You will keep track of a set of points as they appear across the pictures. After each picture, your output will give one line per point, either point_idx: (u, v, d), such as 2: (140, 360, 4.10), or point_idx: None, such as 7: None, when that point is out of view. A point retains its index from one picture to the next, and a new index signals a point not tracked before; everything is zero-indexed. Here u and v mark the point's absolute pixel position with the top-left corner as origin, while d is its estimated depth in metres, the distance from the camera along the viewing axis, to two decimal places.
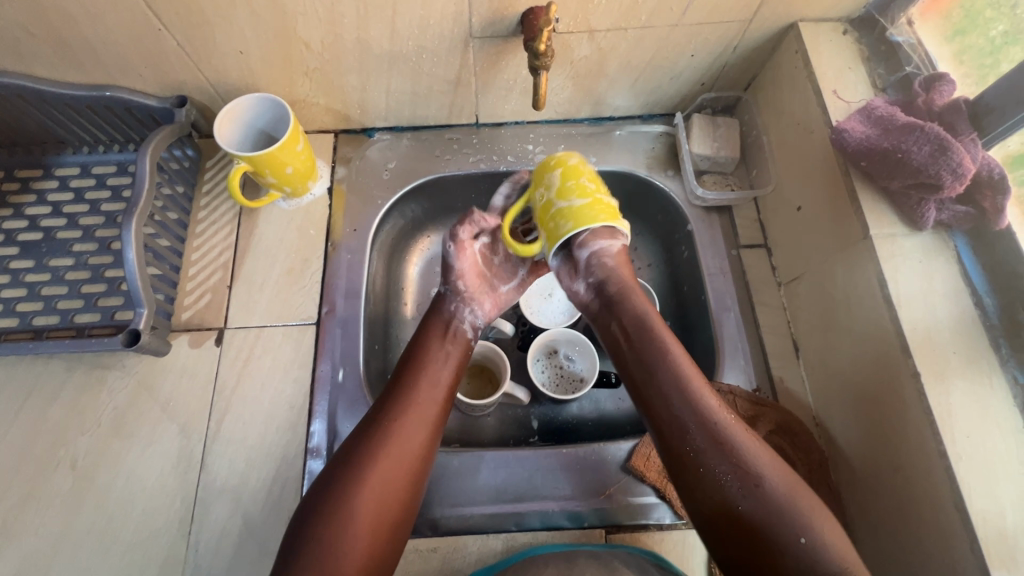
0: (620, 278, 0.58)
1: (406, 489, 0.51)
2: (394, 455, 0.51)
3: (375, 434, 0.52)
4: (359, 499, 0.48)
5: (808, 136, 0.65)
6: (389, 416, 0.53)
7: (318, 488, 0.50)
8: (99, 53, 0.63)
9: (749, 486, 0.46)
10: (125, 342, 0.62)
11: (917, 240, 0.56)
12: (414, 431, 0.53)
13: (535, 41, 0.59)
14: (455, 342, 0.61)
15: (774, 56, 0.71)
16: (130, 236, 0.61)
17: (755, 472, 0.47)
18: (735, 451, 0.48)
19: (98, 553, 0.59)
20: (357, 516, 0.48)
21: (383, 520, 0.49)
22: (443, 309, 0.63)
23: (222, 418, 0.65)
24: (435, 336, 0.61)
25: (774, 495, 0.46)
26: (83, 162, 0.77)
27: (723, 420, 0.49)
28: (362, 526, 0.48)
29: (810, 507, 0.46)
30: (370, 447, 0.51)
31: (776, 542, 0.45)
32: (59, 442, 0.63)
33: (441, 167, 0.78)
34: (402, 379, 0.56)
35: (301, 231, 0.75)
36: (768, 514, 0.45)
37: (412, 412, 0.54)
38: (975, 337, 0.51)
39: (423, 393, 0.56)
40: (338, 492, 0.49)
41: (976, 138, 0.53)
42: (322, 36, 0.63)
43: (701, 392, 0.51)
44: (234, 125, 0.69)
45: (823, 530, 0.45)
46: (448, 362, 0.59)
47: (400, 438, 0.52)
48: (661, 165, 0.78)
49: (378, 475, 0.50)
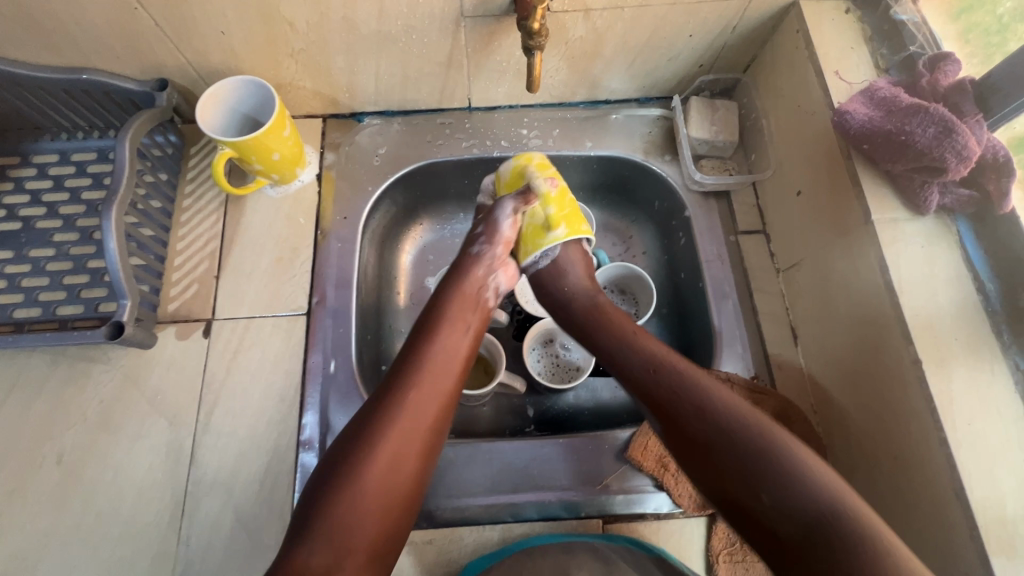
0: (580, 284, 0.63)
1: (418, 463, 0.49)
2: (406, 428, 0.49)
3: (386, 408, 0.49)
4: (370, 468, 0.46)
5: (809, 118, 0.64)
6: (401, 386, 0.51)
7: (330, 457, 0.48)
8: (73, 34, 0.61)
9: (726, 437, 0.47)
10: (108, 335, 0.60)
11: (919, 224, 0.54)
12: (427, 403, 0.50)
13: (528, 19, 0.56)
14: (474, 312, 0.59)
15: (774, 36, 0.69)
16: (110, 225, 0.59)
17: (735, 425, 0.47)
18: (707, 406, 0.49)
19: (87, 550, 0.58)
20: (368, 487, 0.46)
21: (393, 491, 0.47)
22: (466, 276, 0.60)
23: (211, 411, 0.63)
24: (456, 303, 0.58)
25: (749, 450, 0.46)
26: (62, 149, 0.75)
27: (694, 381, 0.51)
28: (373, 497, 0.46)
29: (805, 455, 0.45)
30: (380, 423, 0.48)
31: (763, 497, 0.44)
32: (45, 437, 0.61)
33: (433, 153, 0.76)
34: (419, 346, 0.54)
35: (290, 219, 0.73)
36: (750, 466, 0.45)
37: (426, 382, 0.51)
38: (976, 323, 0.51)
39: (438, 362, 0.53)
40: (351, 463, 0.47)
41: (981, 120, 0.52)
42: (307, 15, 0.60)
43: (670, 364, 0.53)
44: (218, 109, 0.67)
45: (817, 470, 0.44)
46: (466, 331, 0.57)
47: (413, 410, 0.50)
48: (658, 149, 0.76)
49: (389, 448, 0.48)
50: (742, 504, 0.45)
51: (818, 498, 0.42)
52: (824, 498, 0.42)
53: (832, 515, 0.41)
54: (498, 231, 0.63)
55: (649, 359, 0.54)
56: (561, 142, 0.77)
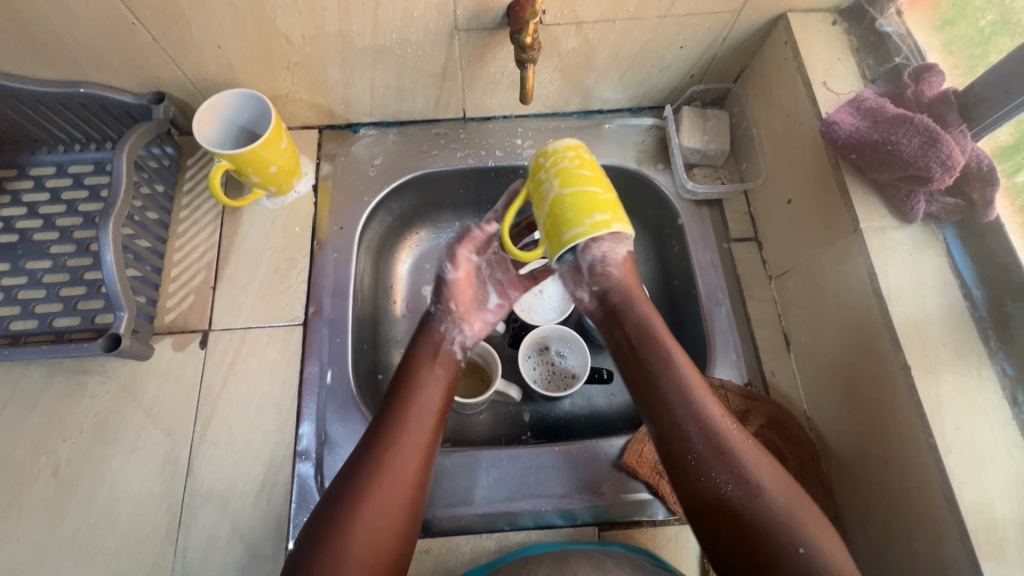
0: (622, 286, 0.59)
1: (401, 527, 0.50)
2: (383, 496, 0.50)
3: (363, 472, 0.50)
4: (354, 536, 0.48)
5: (798, 128, 0.65)
6: (374, 459, 0.51)
7: (312, 522, 0.49)
8: (70, 48, 0.61)
9: (750, 495, 0.47)
10: (105, 347, 0.61)
11: (907, 232, 0.55)
12: (399, 476, 0.51)
13: (521, 33, 0.57)
14: (442, 370, 0.59)
15: (763, 47, 0.70)
16: (108, 237, 0.60)
17: (757, 481, 0.48)
18: (732, 461, 0.49)
19: (83, 563, 0.58)
20: (350, 554, 0.47)
21: (380, 553, 0.48)
22: (433, 331, 0.61)
23: (208, 421, 0.63)
24: (426, 363, 0.58)
25: (772, 503, 0.47)
26: (59, 161, 0.75)
27: (723, 428, 0.51)
28: (358, 561, 0.47)
29: (814, 524, 0.47)
30: (358, 488, 0.50)
31: (776, 552, 0.46)
32: (40, 450, 0.61)
33: (428, 163, 0.77)
34: (392, 406, 0.55)
35: (286, 230, 0.73)
36: (767, 523, 0.47)
37: (400, 446, 0.52)
38: (965, 329, 0.51)
39: (413, 430, 0.53)
40: (331, 529, 0.48)
41: (965, 130, 0.53)
42: (302, 29, 0.61)
43: (700, 394, 0.52)
44: (215, 122, 0.67)
45: (820, 538, 0.46)
46: (438, 387, 0.57)
47: (385, 486, 0.50)
48: (650, 158, 0.77)
49: (371, 509, 0.49)
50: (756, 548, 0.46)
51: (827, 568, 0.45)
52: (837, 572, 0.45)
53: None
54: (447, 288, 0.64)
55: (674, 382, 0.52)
56: None
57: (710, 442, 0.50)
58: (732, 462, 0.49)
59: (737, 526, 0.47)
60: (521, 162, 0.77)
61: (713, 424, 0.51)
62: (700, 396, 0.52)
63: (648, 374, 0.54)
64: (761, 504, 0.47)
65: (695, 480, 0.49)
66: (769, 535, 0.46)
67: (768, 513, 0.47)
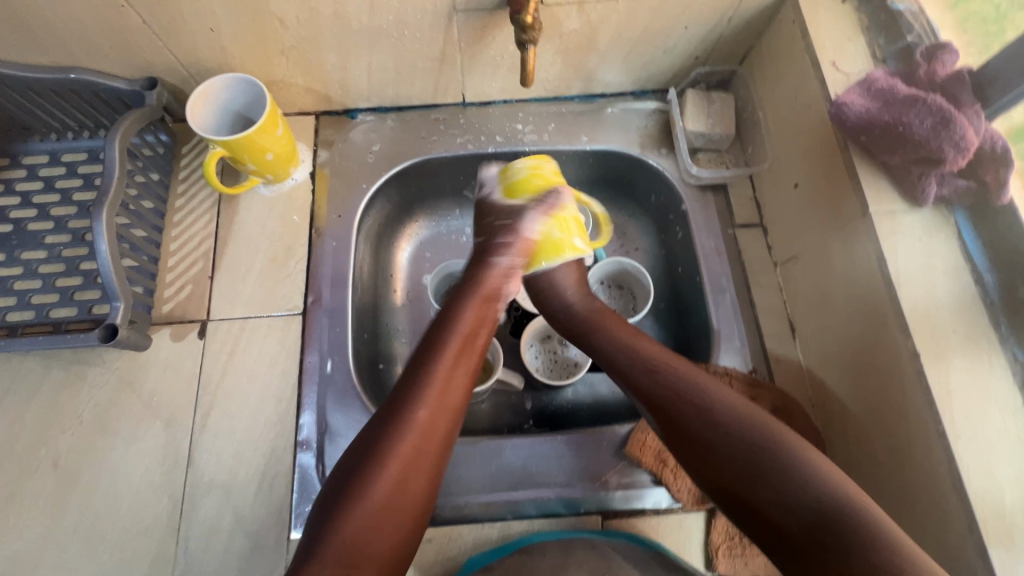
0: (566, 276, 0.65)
1: (426, 491, 0.50)
2: (418, 441, 0.49)
3: (395, 424, 0.50)
4: (382, 485, 0.47)
5: (806, 110, 0.63)
6: (406, 412, 0.50)
7: (340, 472, 0.48)
8: (59, 32, 0.60)
9: (742, 446, 0.48)
10: (102, 338, 0.60)
11: (918, 216, 0.54)
12: (431, 418, 0.51)
13: (520, 13, 0.56)
14: (484, 321, 0.59)
15: (770, 26, 0.68)
16: (102, 226, 0.59)
17: (745, 430, 0.49)
18: (699, 404, 0.51)
19: (86, 554, 0.58)
20: (377, 503, 0.46)
21: (404, 504, 0.48)
22: (478, 288, 0.60)
23: (208, 412, 0.63)
24: (466, 312, 0.58)
25: (744, 441, 0.48)
26: (53, 150, 0.74)
27: (705, 387, 0.52)
28: (383, 511, 0.47)
29: (803, 449, 0.47)
30: (389, 438, 0.49)
31: (771, 499, 0.46)
32: (40, 442, 0.61)
33: (427, 149, 0.75)
34: (426, 359, 0.54)
35: (284, 218, 0.72)
36: (746, 461, 0.47)
37: (433, 400, 0.52)
38: (975, 315, 0.50)
39: (446, 374, 0.53)
40: (361, 478, 0.47)
41: (979, 111, 0.52)
42: (296, 11, 0.59)
43: (664, 363, 0.55)
44: (209, 108, 0.66)
45: (813, 463, 0.46)
46: (471, 345, 0.57)
47: (416, 426, 0.50)
48: (654, 143, 0.76)
49: (401, 459, 0.48)
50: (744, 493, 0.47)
51: (831, 493, 0.44)
52: (838, 498, 0.44)
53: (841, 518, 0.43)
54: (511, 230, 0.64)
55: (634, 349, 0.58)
56: (556, 137, 0.76)
57: (689, 399, 0.52)
58: (708, 410, 0.51)
59: (730, 480, 0.48)
60: (523, 147, 0.76)
61: (685, 381, 0.53)
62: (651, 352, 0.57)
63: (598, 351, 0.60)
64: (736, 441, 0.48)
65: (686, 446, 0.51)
66: (749, 479, 0.47)
67: (746, 448, 0.48)
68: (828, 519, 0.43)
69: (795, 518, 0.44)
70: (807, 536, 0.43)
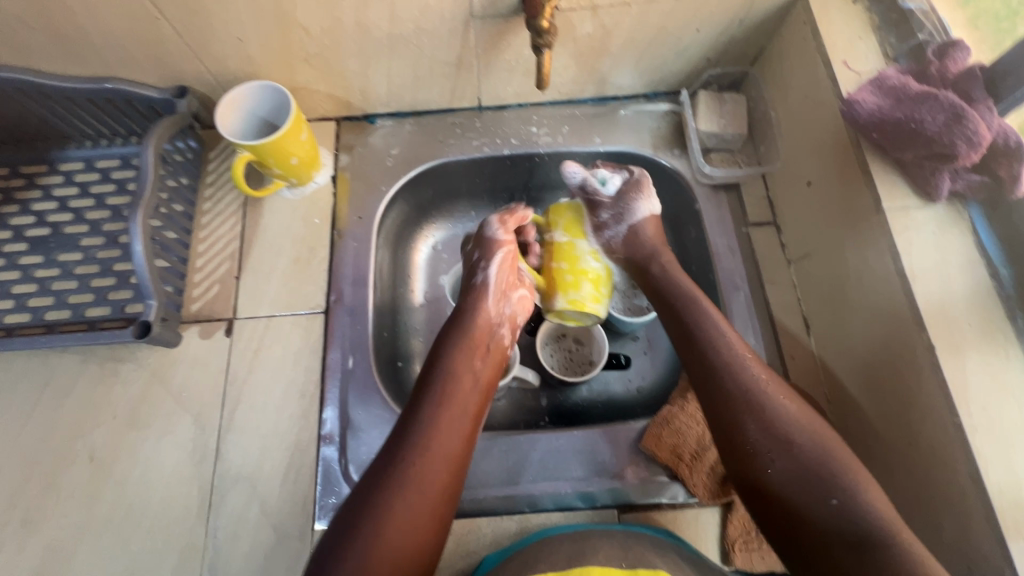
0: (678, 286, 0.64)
1: (445, 495, 0.52)
2: (437, 446, 0.53)
3: (416, 431, 0.54)
4: (405, 489, 0.50)
5: (818, 109, 0.64)
6: (425, 420, 0.55)
7: (368, 476, 0.51)
8: (98, 44, 0.63)
9: (782, 447, 0.50)
10: (136, 334, 0.62)
11: (931, 211, 0.54)
12: (442, 450, 0.53)
13: (537, 18, 0.57)
14: (484, 361, 0.62)
15: (781, 27, 0.69)
16: (136, 228, 0.61)
17: (796, 438, 0.50)
18: (768, 413, 0.52)
19: (119, 542, 0.60)
20: (400, 505, 0.49)
21: (426, 509, 0.50)
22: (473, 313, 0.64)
23: (235, 407, 0.65)
24: (464, 352, 0.61)
25: (805, 456, 0.49)
26: (87, 157, 0.77)
27: (766, 391, 0.54)
28: (405, 513, 0.49)
29: (854, 472, 0.48)
30: (411, 444, 0.53)
31: (812, 508, 0.47)
32: (76, 435, 0.64)
33: (444, 152, 0.77)
34: (440, 372, 0.59)
35: (306, 220, 0.74)
36: (805, 471, 0.49)
37: (449, 408, 0.56)
38: (991, 309, 0.50)
39: (452, 407, 0.56)
40: (387, 480, 0.50)
41: (991, 106, 0.52)
42: (320, 21, 0.62)
43: (744, 366, 0.55)
44: (236, 115, 0.69)
45: (862, 490, 0.47)
46: (481, 360, 0.61)
47: (427, 459, 0.52)
48: (667, 144, 0.77)
49: (422, 463, 0.52)
50: (789, 502, 0.49)
51: (858, 512, 0.46)
52: (877, 522, 0.45)
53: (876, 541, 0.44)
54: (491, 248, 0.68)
55: (718, 342, 0.57)
56: (570, 139, 0.78)
57: (750, 396, 0.53)
58: (766, 406, 0.53)
59: (769, 480, 0.50)
60: (537, 149, 0.77)
61: (753, 380, 0.54)
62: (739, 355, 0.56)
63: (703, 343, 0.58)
64: (795, 454, 0.50)
65: (741, 445, 0.52)
66: (800, 488, 0.49)
67: (803, 465, 0.49)
68: (870, 537, 0.45)
69: (840, 535, 0.46)
70: (849, 548, 0.45)
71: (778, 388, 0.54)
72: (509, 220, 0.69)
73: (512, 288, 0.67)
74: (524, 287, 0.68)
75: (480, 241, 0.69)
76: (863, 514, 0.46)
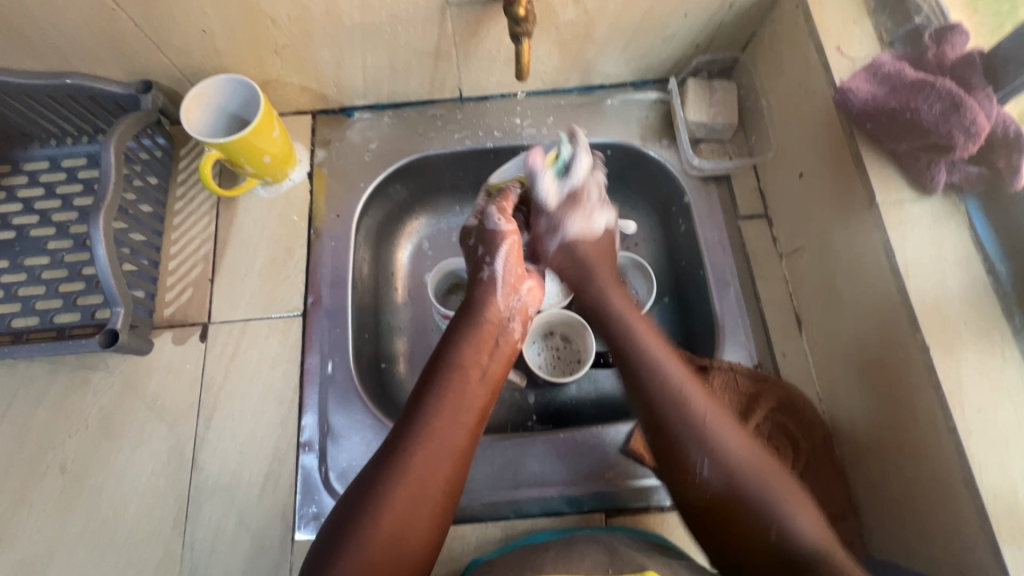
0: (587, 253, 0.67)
1: (444, 496, 0.49)
2: (439, 442, 0.50)
3: (416, 426, 0.51)
4: (402, 489, 0.48)
5: (809, 97, 0.61)
6: (427, 415, 0.52)
7: (366, 471, 0.50)
8: (53, 38, 0.60)
9: (716, 458, 0.50)
10: (103, 343, 0.60)
11: (927, 205, 0.52)
12: (441, 452, 0.50)
13: (514, 5, 0.54)
14: (493, 356, 0.58)
15: (772, 11, 0.66)
16: (98, 232, 0.59)
17: (733, 468, 0.50)
18: (703, 432, 0.51)
19: (94, 557, 0.58)
20: (394, 505, 0.47)
21: (421, 511, 0.48)
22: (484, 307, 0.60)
23: (212, 413, 0.63)
24: (472, 346, 0.57)
25: (740, 473, 0.49)
26: (52, 156, 0.74)
27: (710, 422, 0.52)
28: (399, 515, 0.47)
29: (783, 491, 0.48)
30: (412, 440, 0.50)
31: (754, 524, 0.47)
32: (47, 446, 0.62)
33: (425, 146, 0.75)
34: (447, 360, 0.56)
35: (282, 220, 0.72)
36: (744, 496, 0.48)
37: (456, 403, 0.53)
38: (988, 306, 0.49)
39: (455, 405, 0.53)
40: (382, 478, 0.48)
41: (991, 94, 0.50)
42: (288, 10, 0.59)
43: (691, 392, 0.54)
44: (204, 110, 0.66)
45: (800, 514, 0.47)
46: (491, 352, 0.58)
47: (425, 461, 0.49)
48: (655, 134, 0.74)
49: (420, 461, 0.49)
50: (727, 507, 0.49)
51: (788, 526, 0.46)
52: (814, 545, 0.45)
53: (819, 561, 0.44)
54: (495, 242, 0.64)
55: (659, 376, 0.55)
56: (555, 131, 0.75)
57: (688, 425, 0.52)
58: (701, 426, 0.52)
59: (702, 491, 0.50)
60: (521, 142, 0.75)
61: (693, 408, 0.53)
62: (688, 390, 0.54)
63: (631, 376, 0.57)
64: (727, 475, 0.49)
65: (687, 477, 0.51)
66: (737, 505, 0.48)
67: (728, 487, 0.49)
68: (805, 556, 0.45)
69: (773, 546, 0.46)
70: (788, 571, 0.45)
71: (714, 414, 0.53)
72: (507, 207, 0.65)
73: (522, 279, 0.64)
74: (531, 278, 0.66)
75: (483, 235, 0.65)
76: (796, 531, 0.46)
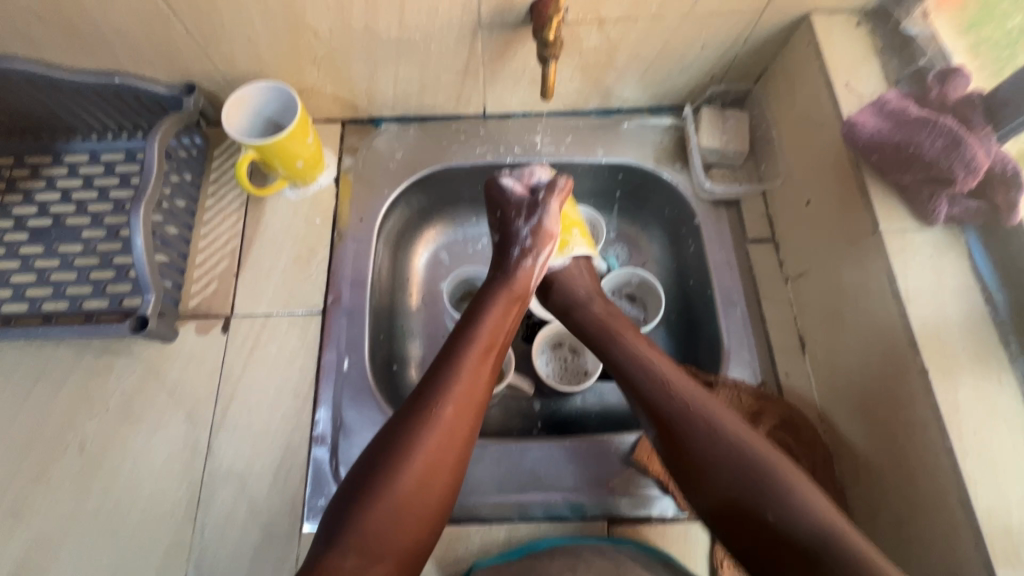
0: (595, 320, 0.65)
1: (463, 455, 0.52)
2: (462, 403, 0.52)
3: (441, 385, 0.53)
4: (426, 450, 0.49)
5: (819, 129, 0.64)
6: (450, 373, 0.54)
7: (390, 426, 0.51)
8: (109, 40, 0.64)
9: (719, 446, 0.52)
10: (132, 328, 0.63)
11: (928, 235, 0.55)
12: (464, 410, 0.52)
13: (543, 31, 0.58)
14: (510, 320, 0.61)
15: (786, 47, 0.70)
16: (137, 222, 0.62)
17: (740, 449, 0.52)
18: (709, 428, 0.53)
19: (105, 537, 0.60)
20: (417, 466, 0.49)
21: (444, 467, 0.50)
22: (508, 284, 0.63)
23: (229, 403, 0.65)
24: (496, 312, 0.60)
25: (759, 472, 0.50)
26: (93, 149, 0.78)
27: (725, 429, 0.53)
28: (424, 473, 0.49)
29: (793, 482, 0.49)
30: (437, 403, 0.52)
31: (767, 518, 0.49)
32: (67, 427, 0.64)
33: (448, 158, 0.78)
34: (471, 321, 0.59)
35: (307, 221, 0.75)
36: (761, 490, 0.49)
37: (475, 363, 0.55)
38: (984, 334, 0.51)
39: (483, 359, 0.56)
40: (409, 436, 0.50)
41: (990, 134, 0.53)
42: (330, 24, 0.63)
43: (689, 393, 0.56)
44: (243, 113, 0.69)
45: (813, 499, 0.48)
46: (510, 317, 0.61)
47: (452, 419, 0.51)
48: (669, 158, 0.77)
49: (447, 421, 0.51)
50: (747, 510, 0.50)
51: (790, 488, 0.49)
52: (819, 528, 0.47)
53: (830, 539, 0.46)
54: (542, 226, 0.66)
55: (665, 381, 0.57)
56: (573, 150, 0.78)
57: (678, 408, 0.55)
58: (700, 417, 0.54)
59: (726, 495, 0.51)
60: (540, 159, 0.78)
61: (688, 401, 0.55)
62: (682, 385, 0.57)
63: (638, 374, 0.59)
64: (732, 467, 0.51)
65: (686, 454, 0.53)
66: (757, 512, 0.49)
67: (735, 477, 0.51)
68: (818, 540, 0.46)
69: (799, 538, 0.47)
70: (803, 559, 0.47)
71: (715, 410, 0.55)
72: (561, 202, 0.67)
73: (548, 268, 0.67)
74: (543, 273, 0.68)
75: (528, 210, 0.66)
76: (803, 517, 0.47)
